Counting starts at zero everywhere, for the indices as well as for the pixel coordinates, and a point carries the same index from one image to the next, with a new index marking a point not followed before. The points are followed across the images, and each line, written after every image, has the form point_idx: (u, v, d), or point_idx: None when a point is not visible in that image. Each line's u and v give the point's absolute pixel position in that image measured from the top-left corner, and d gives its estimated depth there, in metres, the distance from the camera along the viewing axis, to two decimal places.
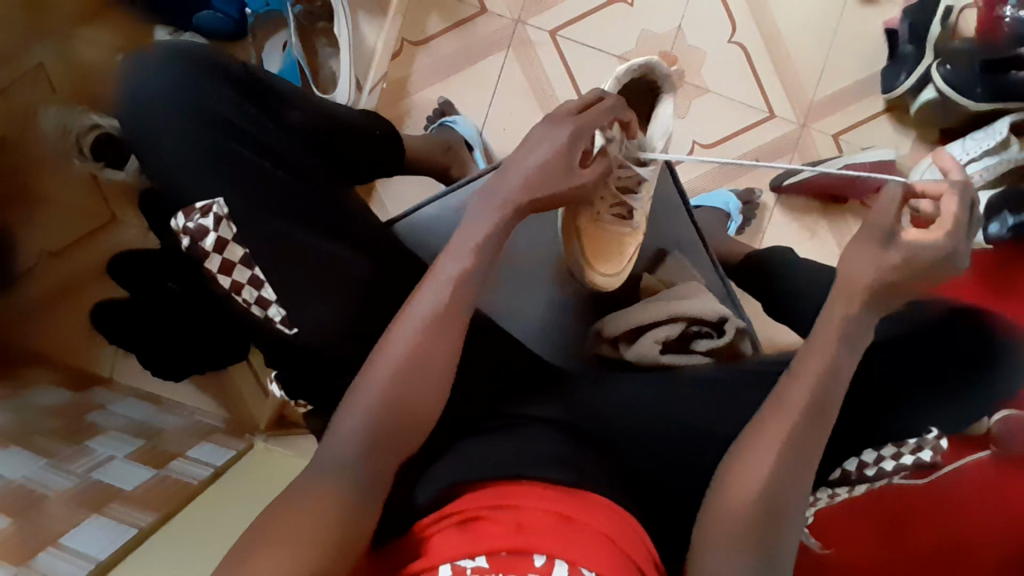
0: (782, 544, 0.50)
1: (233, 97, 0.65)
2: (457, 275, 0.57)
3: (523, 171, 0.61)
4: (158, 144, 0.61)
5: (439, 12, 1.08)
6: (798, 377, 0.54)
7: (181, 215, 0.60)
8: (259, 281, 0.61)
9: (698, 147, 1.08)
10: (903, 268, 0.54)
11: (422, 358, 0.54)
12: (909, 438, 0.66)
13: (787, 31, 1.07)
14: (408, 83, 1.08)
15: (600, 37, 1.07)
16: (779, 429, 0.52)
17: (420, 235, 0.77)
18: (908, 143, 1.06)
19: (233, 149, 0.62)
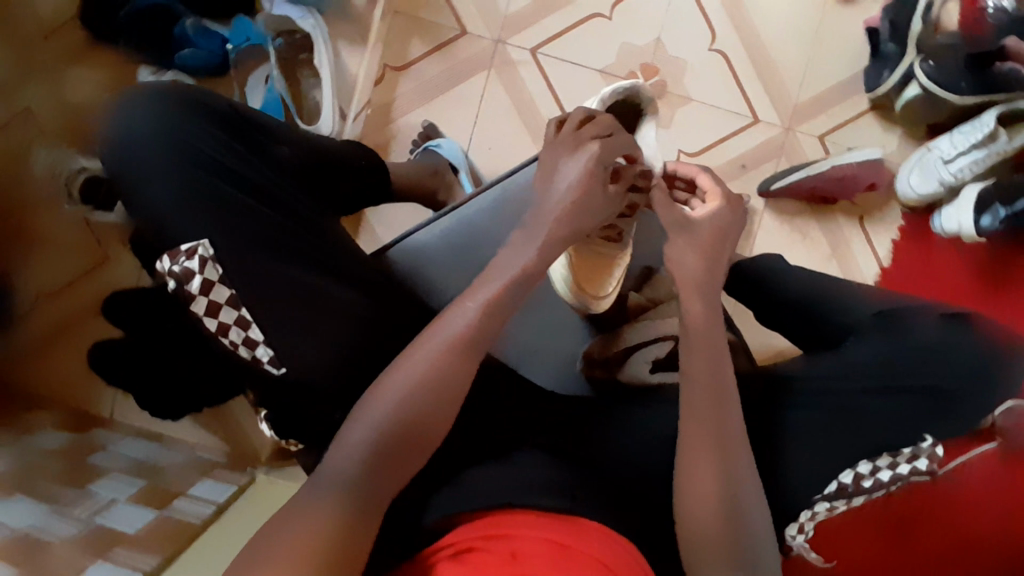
0: (751, 530, 0.51)
1: (220, 136, 0.64)
2: (486, 300, 0.56)
3: (561, 184, 0.61)
4: (148, 186, 0.61)
5: (419, 34, 1.08)
6: (692, 348, 0.57)
7: (167, 258, 0.60)
8: (247, 321, 0.61)
9: (684, 155, 1.07)
10: (715, 238, 0.61)
11: (448, 375, 0.53)
12: (904, 446, 0.65)
13: (767, 36, 1.08)
14: (392, 107, 1.08)
15: (581, 52, 1.07)
16: (700, 426, 0.54)
17: (415, 261, 0.76)
18: (895, 141, 1.07)
19: (226, 191, 0.62)
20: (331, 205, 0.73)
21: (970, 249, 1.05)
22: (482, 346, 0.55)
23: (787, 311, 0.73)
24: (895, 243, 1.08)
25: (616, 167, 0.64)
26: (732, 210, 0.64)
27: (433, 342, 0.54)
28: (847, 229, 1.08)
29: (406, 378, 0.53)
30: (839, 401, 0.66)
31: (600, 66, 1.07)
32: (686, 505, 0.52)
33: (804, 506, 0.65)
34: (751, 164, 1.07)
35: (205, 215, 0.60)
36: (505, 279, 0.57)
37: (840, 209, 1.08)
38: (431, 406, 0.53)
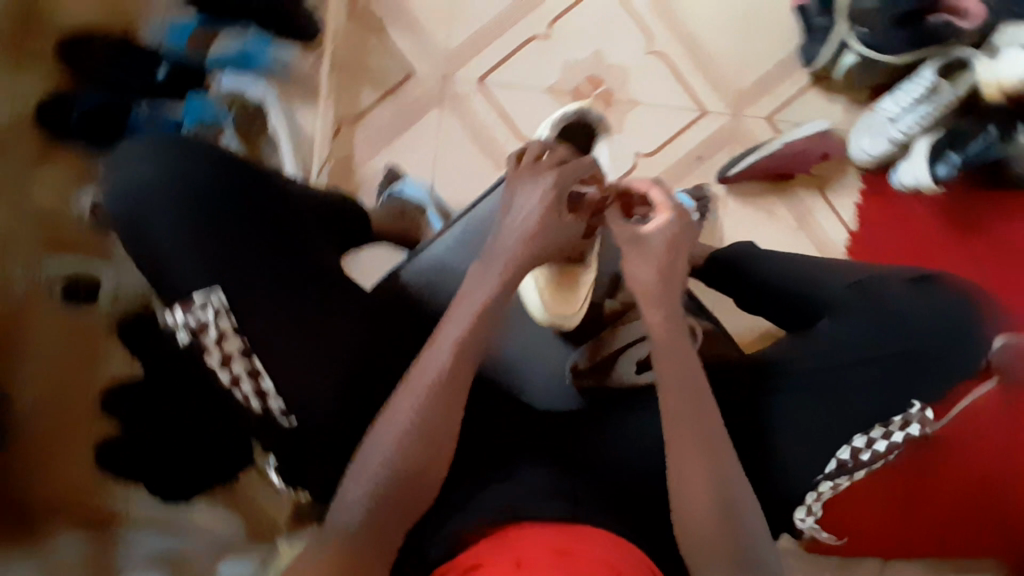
0: (745, 522, 0.54)
1: (237, 175, 0.64)
2: (460, 338, 0.58)
3: (522, 216, 0.64)
4: (167, 228, 0.60)
5: (368, 82, 1.10)
6: (664, 361, 0.59)
7: (179, 309, 0.60)
8: (257, 371, 0.62)
9: (641, 157, 1.10)
10: (672, 245, 0.63)
11: (435, 420, 0.56)
12: (895, 415, 0.67)
13: (701, 31, 1.11)
14: (352, 159, 1.09)
15: (527, 75, 1.10)
16: (684, 432, 0.56)
17: (428, 274, 0.78)
18: (839, 110, 1.11)
19: (246, 232, 0.62)
20: (326, 225, 0.74)
21: (931, 202, 1.09)
22: (461, 386, 0.57)
23: (771, 299, 0.76)
24: (858, 206, 1.11)
25: (575, 197, 0.67)
26: (682, 220, 0.64)
27: (415, 387, 0.56)
28: (810, 200, 1.11)
29: (395, 428, 0.55)
30: (820, 379, 0.67)
31: (547, 85, 1.10)
32: (683, 505, 0.54)
33: (810, 489, 0.66)
34: (707, 154, 1.10)
35: (221, 260, 0.60)
36: (474, 314, 0.59)
37: (797, 182, 1.11)
38: (421, 452, 0.55)
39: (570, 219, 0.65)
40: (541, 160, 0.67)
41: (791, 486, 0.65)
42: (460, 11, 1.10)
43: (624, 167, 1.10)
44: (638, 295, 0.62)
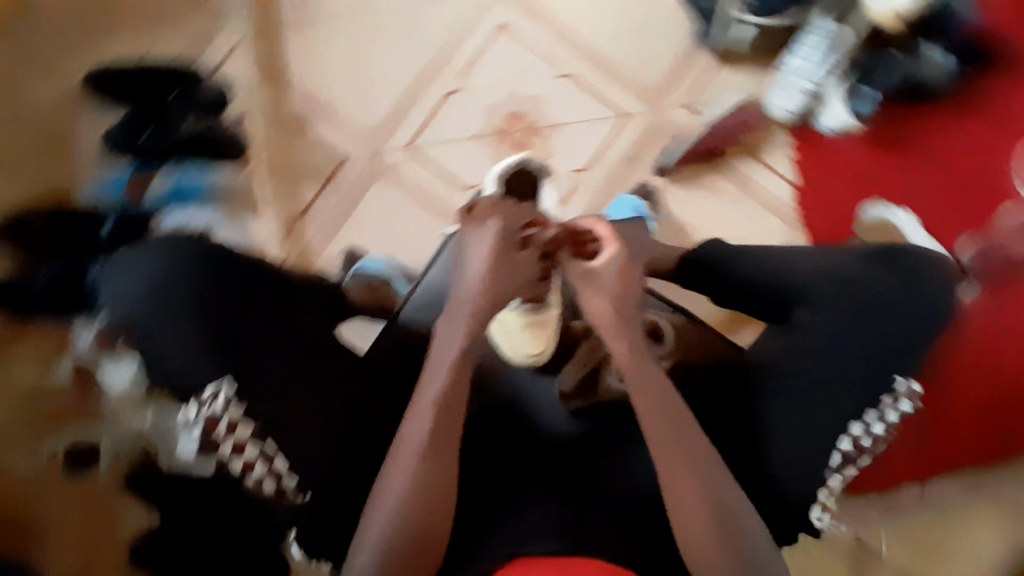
0: (743, 524, 0.60)
1: (238, 265, 0.69)
2: (438, 398, 0.63)
3: (476, 266, 0.70)
4: (177, 322, 0.64)
5: (306, 179, 1.08)
6: (635, 385, 0.64)
7: (193, 404, 0.64)
8: (273, 451, 0.66)
9: (579, 173, 1.13)
10: (622, 272, 0.69)
11: (429, 481, 0.61)
12: (883, 395, 0.70)
13: (601, 42, 1.15)
14: (308, 252, 1.07)
15: (452, 128, 1.11)
16: (664, 449, 0.62)
17: (419, 313, 0.79)
18: (751, 80, 1.15)
19: (247, 323, 0.67)
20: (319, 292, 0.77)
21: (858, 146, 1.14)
22: (448, 446, 0.63)
23: (745, 295, 0.79)
24: (795, 161, 1.15)
25: (528, 238, 0.72)
26: (625, 251, 0.70)
27: (405, 454, 0.62)
28: (746, 167, 1.15)
29: (393, 497, 0.61)
30: (799, 371, 0.71)
31: (473, 132, 1.11)
32: (681, 516, 0.60)
33: (820, 486, 0.70)
34: (640, 152, 1.14)
35: (221, 345, 0.65)
36: (446, 372, 0.65)
37: (730, 155, 1.15)
38: (418, 516, 0.60)
39: (526, 257, 0.70)
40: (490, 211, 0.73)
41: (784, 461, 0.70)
42: (372, 85, 1.11)
43: (566, 188, 1.12)
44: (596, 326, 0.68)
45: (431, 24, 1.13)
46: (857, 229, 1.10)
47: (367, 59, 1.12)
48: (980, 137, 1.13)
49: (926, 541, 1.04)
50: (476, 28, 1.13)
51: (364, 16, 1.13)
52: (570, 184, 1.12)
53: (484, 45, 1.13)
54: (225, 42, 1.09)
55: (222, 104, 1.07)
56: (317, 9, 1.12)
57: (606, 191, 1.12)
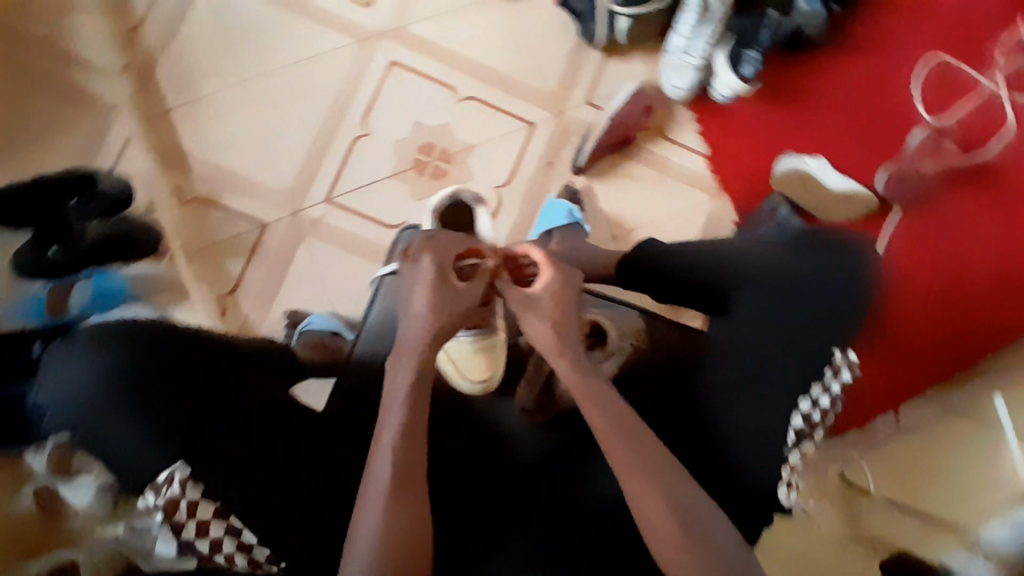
0: (698, 506, 0.61)
1: (179, 342, 0.69)
2: (394, 442, 0.63)
3: (417, 307, 0.71)
4: (117, 412, 0.65)
5: (229, 253, 1.08)
6: (587, 404, 0.66)
7: (149, 494, 0.64)
8: (237, 528, 0.65)
9: (500, 189, 1.14)
10: (557, 294, 0.71)
11: (400, 526, 0.59)
12: (824, 367, 0.72)
13: (492, 60, 1.17)
14: (249, 323, 1.06)
15: (366, 173, 1.12)
16: (619, 458, 0.63)
17: (376, 342, 0.82)
18: (642, 67, 1.19)
19: (192, 401, 0.67)
20: (272, 350, 0.76)
21: (756, 112, 1.19)
22: (412, 490, 0.61)
23: (675, 291, 0.81)
24: (701, 133, 1.19)
25: (467, 270, 0.75)
26: (563, 274, 0.73)
27: (373, 495, 0.61)
28: (659, 149, 1.19)
29: (367, 539, 0.58)
30: (744, 352, 0.74)
31: (388, 172, 1.12)
32: (644, 506, 0.61)
33: (781, 463, 0.71)
34: (554, 156, 1.16)
35: (178, 424, 0.66)
36: (401, 409, 0.65)
37: (641, 140, 1.19)
38: (394, 555, 0.57)
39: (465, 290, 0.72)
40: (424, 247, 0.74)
41: (739, 434, 0.72)
42: (279, 148, 1.11)
43: (491, 206, 1.14)
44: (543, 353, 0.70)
45: (323, 76, 1.14)
46: (773, 181, 1.16)
47: (268, 124, 1.12)
48: (867, 97, 1.21)
49: (910, 473, 1.02)
50: (367, 72, 1.15)
51: (256, 82, 1.13)
52: (499, 202, 1.14)
53: (381, 86, 1.14)
54: (120, 134, 1.08)
55: (127, 198, 0.98)
56: (206, 85, 1.12)
57: (530, 201, 1.14)
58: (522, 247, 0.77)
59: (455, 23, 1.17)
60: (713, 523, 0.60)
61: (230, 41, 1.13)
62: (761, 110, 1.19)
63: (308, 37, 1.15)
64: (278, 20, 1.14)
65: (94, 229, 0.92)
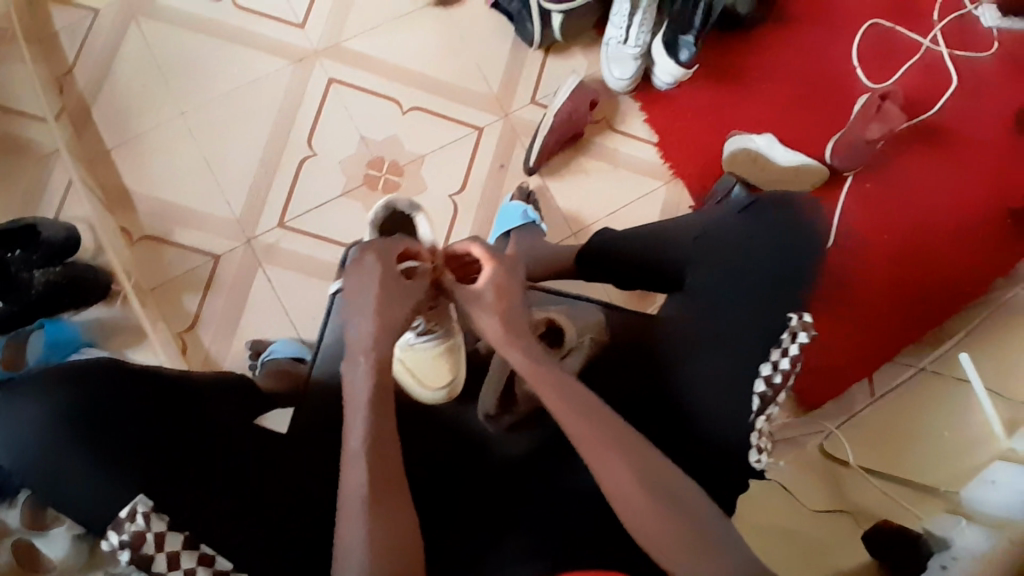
0: (678, 484, 0.60)
1: (146, 379, 0.66)
2: (362, 444, 0.60)
3: (363, 307, 0.65)
4: (81, 451, 0.61)
5: (185, 288, 1.06)
6: (544, 390, 0.63)
7: (111, 533, 0.60)
8: (210, 555, 0.62)
9: (455, 196, 1.14)
10: (496, 288, 0.67)
11: (385, 533, 0.56)
12: (781, 333, 0.70)
13: (432, 69, 1.17)
14: (212, 357, 1.04)
15: (317, 194, 1.11)
16: (590, 442, 0.60)
17: (331, 365, 0.80)
18: (581, 62, 1.20)
19: (161, 437, 0.64)
20: (231, 381, 0.75)
21: (697, 95, 1.20)
22: (389, 495, 0.58)
23: (627, 271, 0.82)
24: (648, 121, 1.20)
25: (410, 272, 0.68)
26: (505, 267, 0.68)
27: (353, 509, 0.57)
28: (609, 141, 1.19)
29: (354, 555, 0.55)
30: (699, 323, 0.73)
31: (339, 191, 1.11)
32: (623, 489, 0.59)
33: (749, 430, 0.68)
34: (506, 158, 1.16)
35: (114, 457, 0.62)
36: (368, 415, 0.61)
37: (590, 134, 1.19)
38: (387, 566, 0.55)
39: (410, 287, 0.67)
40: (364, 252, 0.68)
41: (707, 410, 0.70)
42: (225, 177, 1.10)
43: (448, 214, 1.13)
44: (494, 345, 0.66)
45: (263, 101, 1.13)
46: (724, 163, 1.16)
47: (213, 154, 1.11)
48: (806, 69, 1.22)
49: (884, 439, 1.02)
50: (308, 91, 1.14)
51: (196, 114, 1.12)
52: (455, 209, 1.13)
53: (323, 106, 1.14)
54: (62, 175, 1.05)
55: (72, 243, 0.94)
56: (146, 122, 1.11)
57: (487, 205, 1.14)
58: (464, 243, 0.71)
59: (392, 36, 1.17)
60: (694, 497, 0.59)
61: (166, 75, 1.12)
62: (705, 91, 1.20)
63: (244, 62, 1.14)
64: (212, 50, 1.14)
65: (40, 279, 0.90)
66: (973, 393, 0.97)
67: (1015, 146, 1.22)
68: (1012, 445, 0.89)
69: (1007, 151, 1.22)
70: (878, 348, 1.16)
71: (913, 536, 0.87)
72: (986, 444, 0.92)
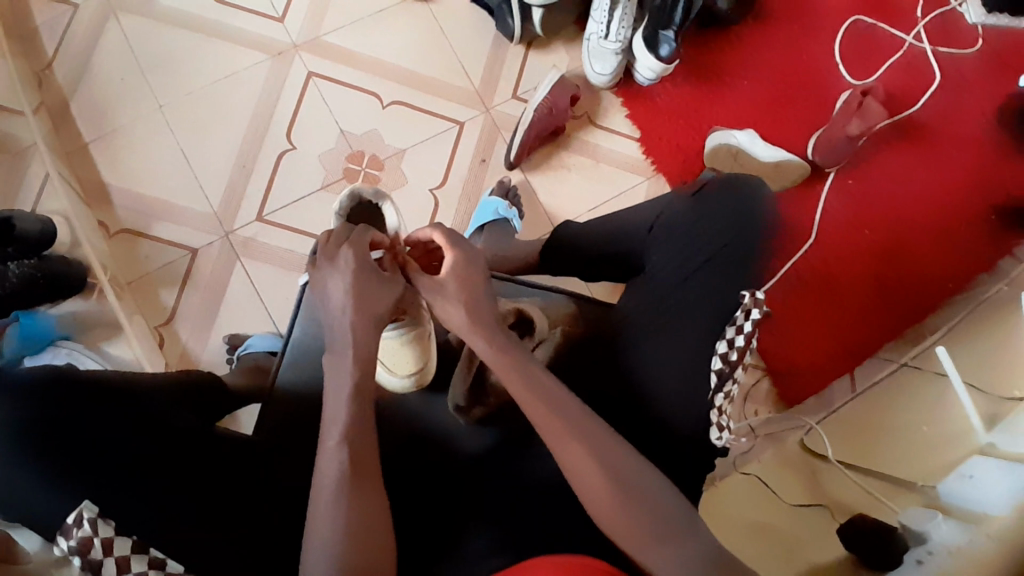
0: (645, 476, 0.59)
1: (90, 387, 0.62)
2: (341, 436, 0.60)
3: (338, 307, 0.66)
4: (20, 466, 0.58)
5: (162, 282, 1.06)
6: (511, 378, 0.63)
7: (59, 540, 0.56)
8: (162, 560, 0.57)
9: (435, 191, 1.14)
10: (461, 275, 0.68)
11: (361, 519, 0.57)
12: (734, 311, 0.69)
13: (413, 64, 1.17)
14: (189, 352, 1.04)
15: (296, 188, 1.11)
16: (556, 433, 0.60)
17: (300, 365, 0.78)
18: (563, 57, 1.20)
19: (106, 447, 0.60)
20: (179, 385, 0.72)
21: (676, 92, 1.20)
22: (366, 484, 0.59)
23: (596, 261, 0.83)
24: (630, 116, 1.20)
25: (377, 261, 0.69)
26: (466, 253, 0.69)
27: (326, 499, 0.57)
28: (588, 137, 1.19)
29: (328, 543, 0.55)
30: (662, 308, 0.72)
31: (319, 184, 1.11)
32: (592, 482, 0.58)
33: (708, 409, 0.68)
34: (487, 153, 1.16)
35: (61, 471, 0.58)
36: (346, 407, 0.62)
37: (572, 129, 1.19)
38: (360, 553, 0.56)
39: (381, 277, 0.67)
40: (333, 243, 0.69)
41: (671, 399, 0.70)
42: (204, 172, 1.10)
43: (428, 209, 1.13)
44: (460, 334, 0.67)
45: (243, 96, 1.13)
46: (705, 159, 1.16)
47: (190, 148, 1.11)
48: (788, 66, 1.22)
49: (863, 435, 1.02)
50: (287, 86, 1.14)
51: (174, 108, 1.12)
52: (436, 204, 1.13)
53: (302, 100, 1.14)
54: (39, 170, 1.06)
55: (48, 234, 0.96)
56: (124, 116, 1.11)
57: (468, 200, 1.14)
58: (423, 228, 0.73)
59: (371, 30, 1.17)
60: (658, 488, 0.59)
61: (146, 69, 1.13)
62: (684, 87, 1.20)
63: (223, 57, 1.14)
64: (192, 45, 1.14)
65: (16, 272, 0.90)
66: (950, 385, 0.96)
67: (996, 140, 1.22)
68: (990, 439, 0.86)
69: (989, 146, 1.22)
70: (858, 344, 1.15)
71: (887, 532, 0.84)
72: (964, 439, 0.89)
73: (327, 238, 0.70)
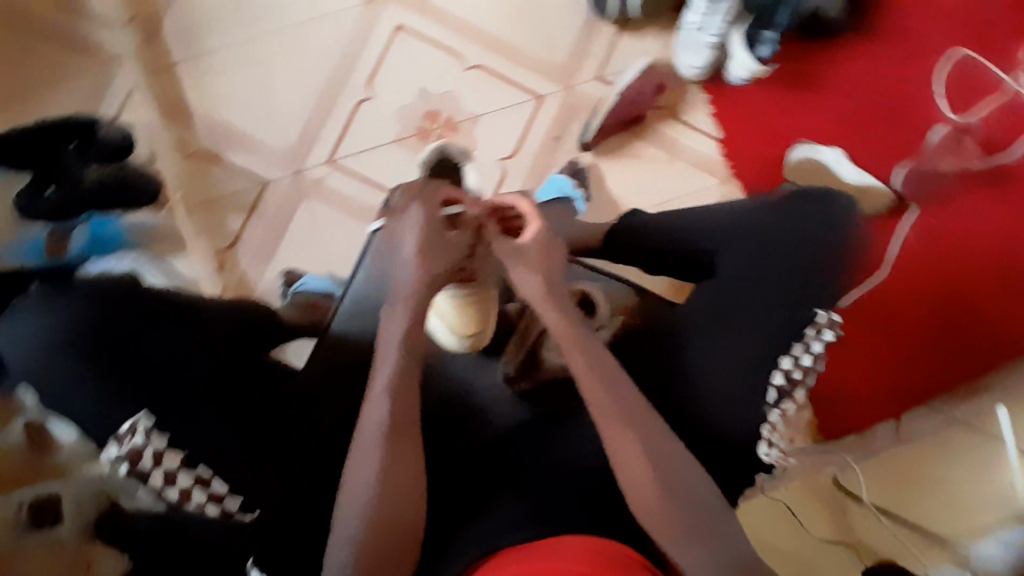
0: (689, 475, 0.58)
1: (154, 304, 0.63)
2: (388, 384, 0.60)
3: (408, 258, 0.66)
4: (80, 368, 0.59)
5: (228, 209, 1.08)
6: (572, 356, 0.63)
7: (112, 446, 0.60)
8: (207, 477, 0.62)
9: (506, 160, 1.13)
10: (539, 244, 0.68)
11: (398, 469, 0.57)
12: (804, 328, 0.69)
13: (501, 30, 1.16)
14: (245, 280, 1.06)
15: (368, 137, 1.11)
16: (604, 419, 0.60)
17: (358, 313, 0.74)
18: (654, 44, 1.17)
19: (165, 361, 0.62)
20: (245, 313, 0.71)
21: (764, 96, 1.17)
22: (407, 435, 0.59)
23: (660, 257, 0.81)
24: (714, 115, 1.17)
25: (450, 217, 0.69)
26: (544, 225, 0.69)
27: (368, 443, 0.58)
28: (667, 130, 1.16)
29: (364, 487, 0.56)
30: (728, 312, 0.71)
31: (391, 137, 1.11)
32: (634, 472, 0.58)
33: (760, 422, 0.68)
34: (562, 130, 1.14)
35: (117, 377, 0.60)
36: (395, 358, 0.62)
37: (652, 119, 1.17)
38: (393, 502, 0.56)
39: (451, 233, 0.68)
40: (414, 195, 0.70)
41: (723, 404, 0.68)
42: (281, 108, 1.11)
43: (496, 177, 1.12)
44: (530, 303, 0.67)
45: (329, 37, 1.13)
46: (788, 171, 1.13)
47: (270, 82, 1.11)
48: (886, 85, 1.17)
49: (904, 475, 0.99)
50: (374, 34, 1.14)
51: (261, 40, 1.12)
52: (505, 174, 1.13)
53: (387, 50, 1.13)
54: (124, 84, 1.09)
55: (128, 144, 0.98)
56: (213, 41, 1.12)
57: (537, 174, 1.13)
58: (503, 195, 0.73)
59: None
60: (699, 489, 0.58)
61: None
62: (773, 93, 1.17)
63: None
64: None
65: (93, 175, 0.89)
66: None
67: None
68: None
69: None
70: (915, 384, 1.08)
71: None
72: None
73: (409, 187, 0.72)
